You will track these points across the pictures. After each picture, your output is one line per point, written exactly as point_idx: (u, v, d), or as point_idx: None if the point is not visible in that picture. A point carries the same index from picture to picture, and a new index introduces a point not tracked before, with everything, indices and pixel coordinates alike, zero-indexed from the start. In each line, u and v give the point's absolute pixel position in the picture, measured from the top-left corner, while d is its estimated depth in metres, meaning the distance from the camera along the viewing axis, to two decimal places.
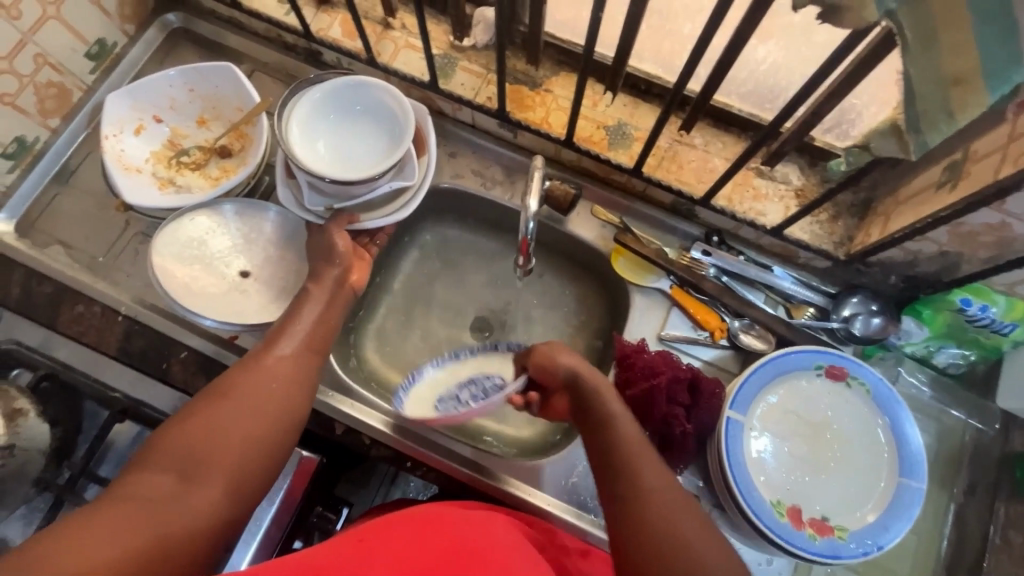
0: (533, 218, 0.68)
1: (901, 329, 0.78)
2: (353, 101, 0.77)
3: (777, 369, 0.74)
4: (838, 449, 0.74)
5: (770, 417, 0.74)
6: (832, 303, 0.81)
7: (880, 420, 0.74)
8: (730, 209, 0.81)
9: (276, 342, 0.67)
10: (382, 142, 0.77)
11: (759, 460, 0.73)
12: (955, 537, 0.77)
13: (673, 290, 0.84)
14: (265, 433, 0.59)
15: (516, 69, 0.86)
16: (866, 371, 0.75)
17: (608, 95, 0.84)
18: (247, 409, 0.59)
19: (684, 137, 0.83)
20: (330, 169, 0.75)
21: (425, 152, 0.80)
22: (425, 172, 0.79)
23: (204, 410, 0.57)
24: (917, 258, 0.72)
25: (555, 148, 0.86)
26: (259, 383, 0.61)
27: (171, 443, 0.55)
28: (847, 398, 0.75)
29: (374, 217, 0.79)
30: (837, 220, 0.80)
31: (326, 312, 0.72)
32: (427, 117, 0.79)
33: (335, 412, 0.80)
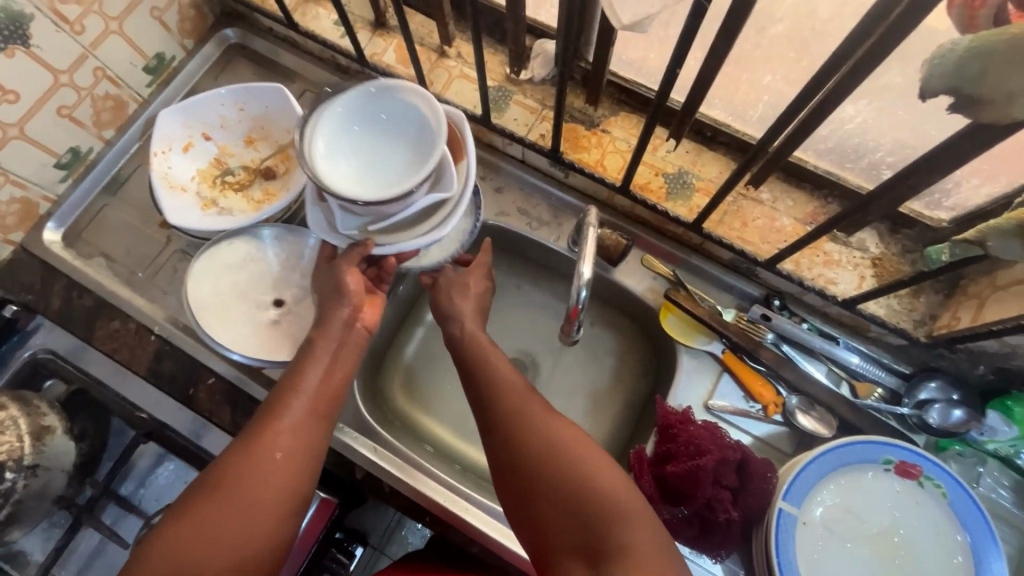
0: (586, 287, 0.63)
1: (985, 423, 0.70)
2: (381, 112, 0.72)
3: (838, 457, 0.67)
4: (905, 559, 0.66)
5: (828, 513, 0.67)
6: (905, 385, 0.74)
7: (958, 534, 0.65)
8: (797, 274, 0.74)
9: (276, 412, 0.61)
10: (413, 154, 0.71)
11: (814, 562, 0.65)
12: None
13: (724, 354, 0.78)
14: (262, 532, 0.55)
15: (574, 106, 0.81)
16: (944, 473, 0.67)
17: (670, 141, 0.79)
18: (237, 511, 0.55)
19: (750, 192, 0.77)
20: (357, 184, 0.69)
21: (461, 158, 0.74)
22: (464, 181, 0.71)
23: (194, 511, 0.55)
24: (1015, 351, 0.64)
25: (607, 193, 0.81)
26: (250, 466, 0.57)
27: (163, 548, 0.53)
28: (917, 500, 0.67)
29: (408, 237, 0.72)
30: (919, 296, 0.73)
31: (330, 374, 0.65)
32: (463, 121, 0.70)
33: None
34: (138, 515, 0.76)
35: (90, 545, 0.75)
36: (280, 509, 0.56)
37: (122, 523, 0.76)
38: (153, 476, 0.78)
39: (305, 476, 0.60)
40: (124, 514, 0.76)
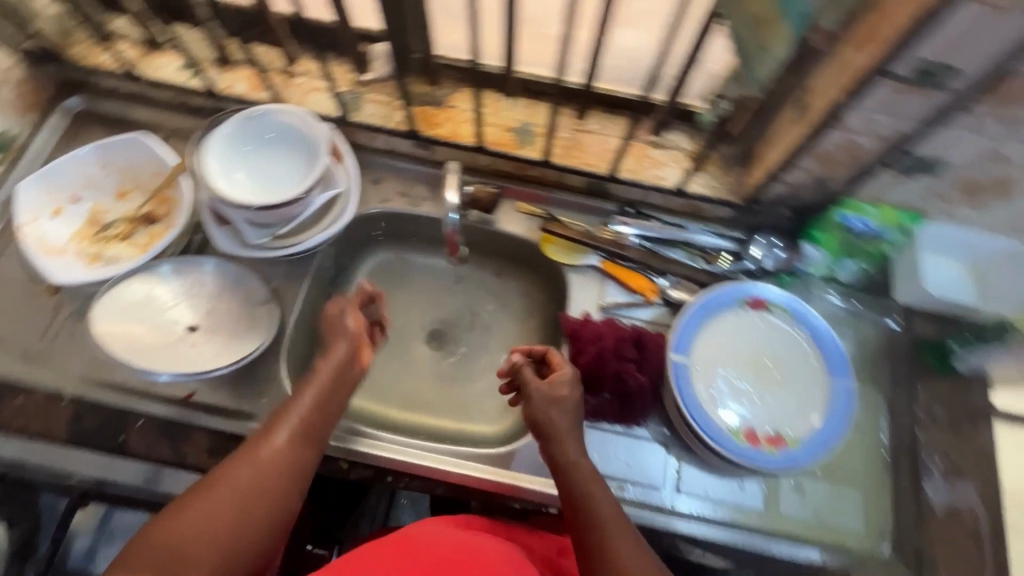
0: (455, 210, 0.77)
1: (804, 256, 0.89)
2: (261, 131, 0.80)
3: (704, 307, 0.83)
4: (777, 370, 0.82)
5: (713, 356, 0.82)
6: (742, 246, 0.92)
7: (806, 338, 0.83)
8: (637, 181, 0.90)
9: (277, 428, 0.67)
10: (299, 161, 0.80)
11: (713, 394, 0.79)
12: (891, 429, 0.83)
13: (602, 264, 0.91)
14: (250, 536, 0.60)
15: (420, 91, 0.92)
16: (783, 297, 0.84)
17: (507, 101, 0.92)
18: (234, 513, 0.60)
19: (582, 126, 0.92)
20: (257, 197, 0.78)
21: (343, 159, 0.86)
22: (349, 178, 0.86)
23: (193, 507, 0.59)
24: (798, 188, 0.82)
25: (470, 156, 0.92)
26: (252, 474, 0.63)
27: (159, 539, 0.57)
28: (771, 323, 0.84)
29: (315, 232, 0.83)
30: (728, 172, 0.90)
31: (328, 397, 0.71)
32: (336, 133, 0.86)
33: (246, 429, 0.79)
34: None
35: None
36: (270, 519, 0.62)
37: None
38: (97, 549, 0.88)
39: (295, 490, 0.65)
40: None
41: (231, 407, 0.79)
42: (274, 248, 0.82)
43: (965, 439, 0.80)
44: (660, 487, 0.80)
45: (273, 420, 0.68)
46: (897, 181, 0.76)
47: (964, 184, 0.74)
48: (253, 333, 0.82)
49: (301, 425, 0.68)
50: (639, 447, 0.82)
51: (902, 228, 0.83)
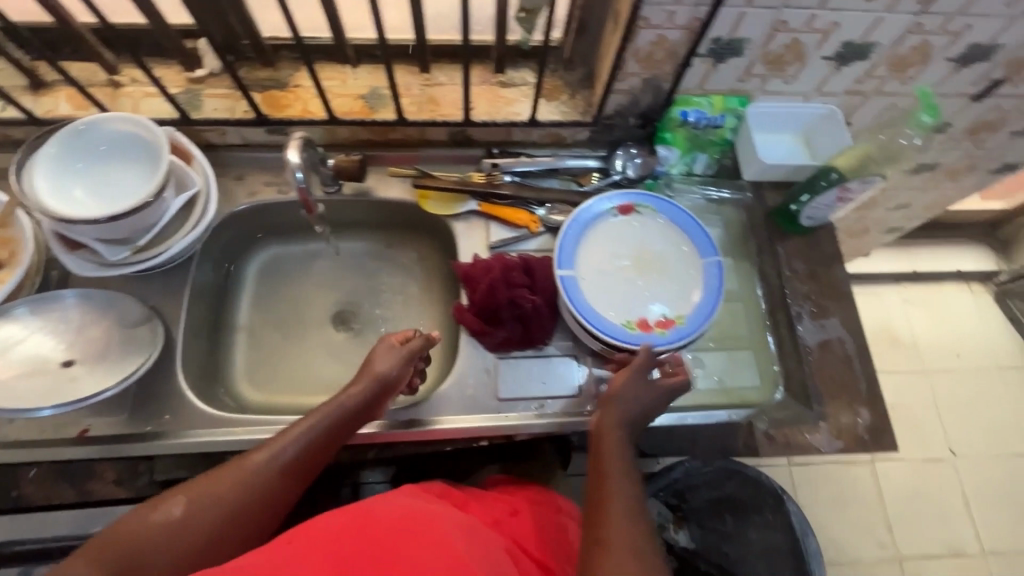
0: (298, 168, 0.76)
1: (660, 157, 0.96)
2: (94, 143, 0.77)
3: (580, 221, 0.88)
4: (656, 263, 0.88)
5: (596, 263, 0.87)
6: (606, 162, 0.98)
7: (676, 230, 0.90)
8: (494, 120, 0.93)
9: (277, 446, 0.65)
10: (144, 167, 0.78)
11: (604, 297, 0.85)
12: (766, 290, 0.92)
13: (480, 206, 0.94)
14: (214, 555, 0.60)
15: (260, 77, 0.91)
16: (648, 198, 0.91)
17: (351, 70, 0.92)
18: (208, 527, 0.59)
19: (430, 80, 0.94)
20: (104, 209, 0.75)
21: (193, 159, 0.84)
22: (204, 176, 0.84)
23: (172, 509, 0.59)
24: (635, 94, 0.89)
25: (327, 131, 0.92)
26: (239, 489, 0.62)
27: (131, 534, 0.57)
28: (643, 223, 0.91)
29: (180, 237, 0.81)
30: (575, 96, 0.95)
31: (338, 428, 0.70)
32: (179, 133, 0.83)
33: (154, 448, 0.75)
34: None
35: None
36: (240, 540, 0.61)
37: None
38: None
39: (273, 514, 0.64)
40: None
41: (131, 431, 0.76)
42: (140, 261, 0.79)
43: (823, 281, 0.91)
44: (576, 394, 0.84)
45: (274, 442, 0.66)
46: (712, 67, 0.84)
47: (767, 57, 0.82)
48: (137, 352, 0.78)
49: (302, 456, 0.66)
50: (550, 363, 0.86)
51: (732, 111, 0.91)
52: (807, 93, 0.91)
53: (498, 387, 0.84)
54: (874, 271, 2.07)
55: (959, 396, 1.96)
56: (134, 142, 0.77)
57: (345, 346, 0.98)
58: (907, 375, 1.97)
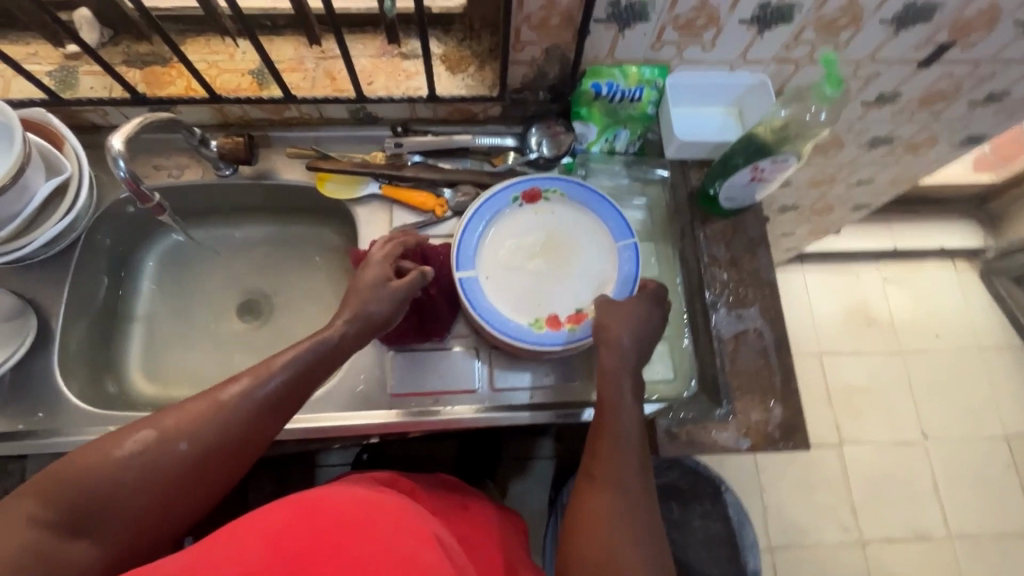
0: (121, 156, 0.68)
1: (577, 133, 0.90)
2: None
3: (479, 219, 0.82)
4: (566, 252, 0.83)
5: (503, 260, 0.82)
6: (521, 140, 0.91)
7: (588, 212, 0.84)
8: (391, 96, 0.86)
9: (255, 379, 0.60)
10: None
11: (512, 298, 0.80)
12: (686, 277, 0.86)
13: (382, 189, 0.89)
14: (188, 489, 0.56)
15: (142, 53, 0.85)
16: (553, 181, 0.84)
17: (240, 44, 0.86)
18: (183, 459, 0.55)
19: (325, 53, 0.87)
20: None
21: (63, 141, 0.79)
22: (77, 160, 0.79)
23: (143, 437, 0.54)
24: (539, 65, 0.81)
25: (214, 110, 0.86)
26: (214, 421, 0.57)
27: (94, 468, 0.52)
28: (551, 211, 0.84)
29: (48, 225, 0.77)
30: (484, 68, 0.88)
31: (317, 363, 0.65)
32: (46, 114, 0.78)
33: (22, 446, 0.72)
34: None
35: None
36: (218, 472, 0.58)
37: None
38: None
39: (253, 446, 0.60)
40: None
41: (1, 429, 0.74)
42: (3, 252, 0.75)
43: (746, 268, 0.85)
44: (474, 388, 0.80)
45: (251, 375, 0.60)
46: (618, 34, 0.76)
47: (677, 22, 0.75)
48: (9, 344, 0.76)
49: (283, 389, 0.62)
50: (449, 358, 0.82)
51: (651, 83, 0.83)
52: (732, 62, 0.83)
53: (391, 382, 0.80)
54: (851, 247, 1.99)
55: (935, 377, 1.89)
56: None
57: (251, 336, 0.94)
58: (882, 356, 1.91)
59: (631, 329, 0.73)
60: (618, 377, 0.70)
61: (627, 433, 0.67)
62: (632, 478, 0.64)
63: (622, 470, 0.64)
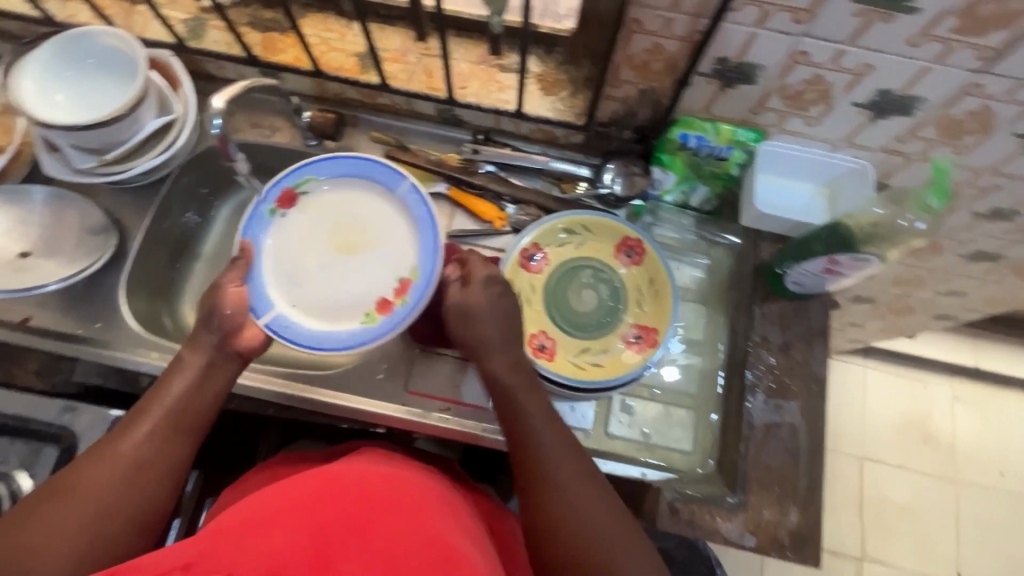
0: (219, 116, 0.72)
1: (653, 179, 0.88)
2: (82, 54, 0.79)
3: (270, 209, 0.86)
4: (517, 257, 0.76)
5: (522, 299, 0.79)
6: (595, 172, 0.91)
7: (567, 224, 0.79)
8: (480, 104, 0.88)
9: (133, 426, 0.67)
10: (122, 84, 0.79)
11: (300, 292, 0.85)
12: (729, 349, 0.84)
13: (450, 191, 0.90)
14: (130, 510, 0.63)
15: (265, 18, 0.90)
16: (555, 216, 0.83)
17: (353, 26, 0.90)
18: (118, 487, 0.63)
19: (429, 50, 0.89)
20: (74, 119, 0.77)
21: (179, 86, 0.85)
22: (186, 105, 0.85)
23: (78, 481, 0.62)
24: (632, 105, 0.80)
25: (316, 84, 0.90)
26: (91, 468, 0.64)
27: (39, 515, 0.60)
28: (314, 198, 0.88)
29: (147, 159, 0.83)
30: (576, 94, 0.88)
31: (193, 392, 0.71)
32: (170, 58, 0.85)
33: (77, 351, 0.80)
34: None
35: None
36: (154, 494, 0.65)
37: None
38: None
39: (162, 474, 0.66)
40: None
41: (64, 330, 0.81)
42: (105, 174, 0.82)
43: (797, 358, 0.80)
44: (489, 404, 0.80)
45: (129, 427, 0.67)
46: (719, 91, 0.73)
47: (785, 91, 0.71)
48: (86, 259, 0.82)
49: (159, 423, 0.68)
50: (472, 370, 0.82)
51: (741, 145, 0.80)
52: (835, 142, 0.78)
53: (412, 380, 0.82)
54: (928, 353, 1.82)
55: (988, 518, 1.71)
56: (121, 58, 0.79)
57: None
58: (931, 479, 1.74)
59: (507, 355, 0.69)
60: (526, 410, 0.66)
61: (535, 430, 0.64)
62: (569, 470, 0.61)
63: (555, 469, 0.61)
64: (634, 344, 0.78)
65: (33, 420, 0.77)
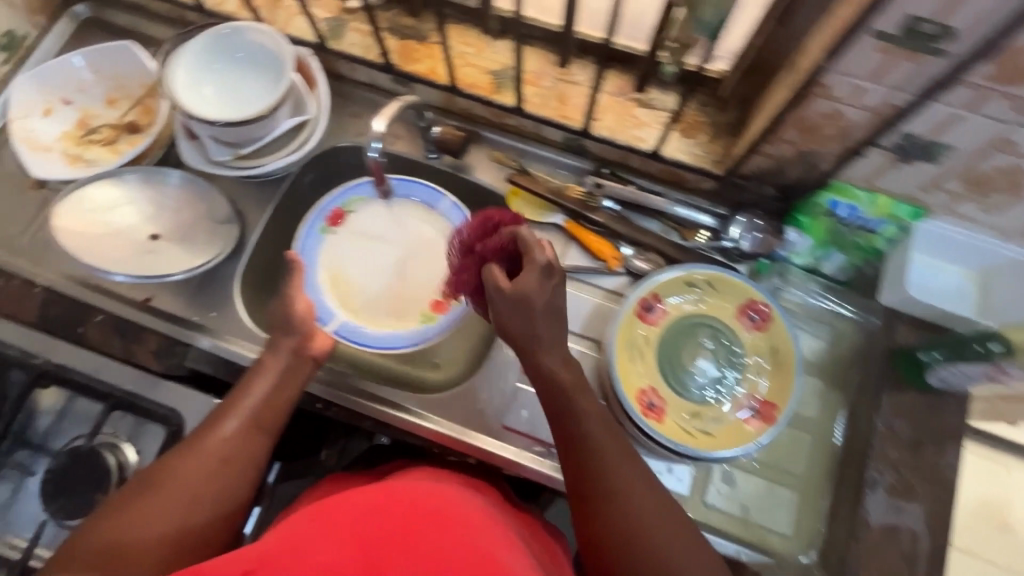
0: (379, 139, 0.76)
1: (785, 240, 0.82)
2: (233, 48, 0.80)
3: (320, 229, 0.91)
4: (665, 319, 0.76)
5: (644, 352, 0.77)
6: (721, 223, 0.85)
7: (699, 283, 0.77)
8: (614, 139, 0.84)
9: (219, 421, 0.69)
10: (267, 82, 0.80)
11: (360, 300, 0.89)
12: (847, 435, 0.78)
13: (568, 224, 0.87)
14: (213, 507, 0.64)
15: (403, 24, 0.89)
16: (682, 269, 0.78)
17: (490, 41, 0.87)
18: (201, 485, 0.65)
19: (566, 75, 0.86)
20: (218, 114, 0.78)
21: (315, 86, 0.85)
22: (320, 105, 0.85)
23: (163, 481, 0.64)
24: (783, 163, 0.75)
25: (446, 97, 0.89)
26: (178, 461, 0.66)
27: (128, 512, 0.62)
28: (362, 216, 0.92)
29: (279, 157, 0.83)
30: (716, 140, 0.83)
31: (275, 390, 0.73)
32: (310, 57, 0.84)
33: (191, 338, 0.82)
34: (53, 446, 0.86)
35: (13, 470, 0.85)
36: (234, 493, 0.66)
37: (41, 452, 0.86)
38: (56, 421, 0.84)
39: (242, 473, 0.68)
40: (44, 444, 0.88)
41: (183, 316, 0.83)
42: (237, 168, 0.83)
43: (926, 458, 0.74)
44: None
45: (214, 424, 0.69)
46: (892, 164, 0.67)
47: (970, 176, 0.65)
48: (209, 249, 0.84)
49: (244, 421, 0.70)
50: None
51: (896, 220, 0.74)
52: (1009, 232, 0.71)
53: (507, 415, 0.82)
54: None
55: None
56: (267, 56, 0.80)
57: None
58: None
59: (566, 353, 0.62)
60: (580, 408, 0.60)
61: (602, 449, 0.59)
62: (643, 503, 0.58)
63: (627, 504, 0.58)
64: (749, 418, 0.74)
65: (142, 399, 0.79)
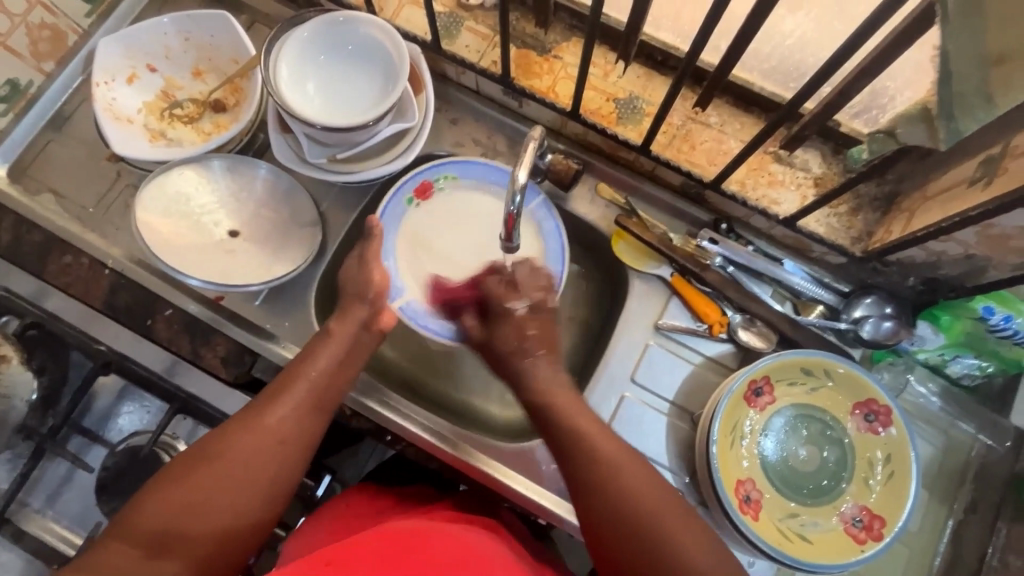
0: (521, 191, 0.62)
1: (916, 334, 0.74)
2: (344, 41, 0.73)
3: (407, 199, 0.82)
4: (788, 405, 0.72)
5: (748, 443, 0.72)
6: (843, 302, 0.76)
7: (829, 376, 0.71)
8: (742, 195, 0.76)
9: (280, 398, 0.61)
10: (377, 85, 0.73)
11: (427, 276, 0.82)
12: (949, 555, 0.73)
13: (673, 278, 0.80)
14: (266, 492, 0.58)
15: (525, 32, 0.80)
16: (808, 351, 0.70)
17: (620, 65, 0.78)
18: (257, 469, 0.57)
19: (699, 115, 0.77)
20: (322, 115, 0.72)
21: (422, 91, 0.77)
22: (425, 113, 0.77)
23: (215, 462, 0.56)
24: (940, 259, 0.67)
25: (560, 120, 0.81)
26: (233, 439, 0.58)
27: (168, 496, 0.54)
28: (451, 197, 0.84)
29: (376, 166, 0.77)
30: (857, 214, 0.74)
31: (341, 366, 0.66)
32: (421, 57, 0.76)
33: (263, 347, 0.77)
34: (103, 445, 0.79)
35: (58, 473, 0.77)
36: (289, 477, 0.59)
37: (88, 452, 0.79)
38: (117, 412, 0.80)
39: (300, 459, 0.61)
40: (89, 445, 0.79)
41: (257, 321, 0.78)
42: (331, 172, 0.76)
43: None
44: None
45: (276, 399, 0.61)
46: None
47: None
48: (289, 255, 0.79)
49: (306, 401, 0.62)
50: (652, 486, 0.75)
51: None
52: None
53: None
54: None
55: None
56: (381, 54, 0.72)
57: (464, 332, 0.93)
58: None
59: (554, 367, 0.68)
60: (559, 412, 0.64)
61: (601, 452, 0.60)
62: (659, 497, 0.57)
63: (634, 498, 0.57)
64: (853, 529, 0.69)
65: (203, 402, 0.77)
